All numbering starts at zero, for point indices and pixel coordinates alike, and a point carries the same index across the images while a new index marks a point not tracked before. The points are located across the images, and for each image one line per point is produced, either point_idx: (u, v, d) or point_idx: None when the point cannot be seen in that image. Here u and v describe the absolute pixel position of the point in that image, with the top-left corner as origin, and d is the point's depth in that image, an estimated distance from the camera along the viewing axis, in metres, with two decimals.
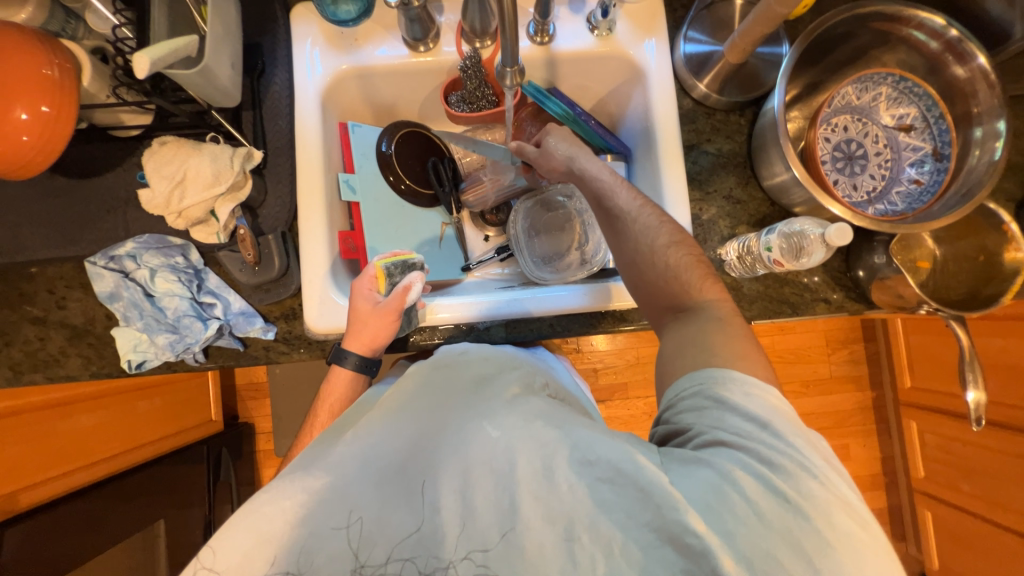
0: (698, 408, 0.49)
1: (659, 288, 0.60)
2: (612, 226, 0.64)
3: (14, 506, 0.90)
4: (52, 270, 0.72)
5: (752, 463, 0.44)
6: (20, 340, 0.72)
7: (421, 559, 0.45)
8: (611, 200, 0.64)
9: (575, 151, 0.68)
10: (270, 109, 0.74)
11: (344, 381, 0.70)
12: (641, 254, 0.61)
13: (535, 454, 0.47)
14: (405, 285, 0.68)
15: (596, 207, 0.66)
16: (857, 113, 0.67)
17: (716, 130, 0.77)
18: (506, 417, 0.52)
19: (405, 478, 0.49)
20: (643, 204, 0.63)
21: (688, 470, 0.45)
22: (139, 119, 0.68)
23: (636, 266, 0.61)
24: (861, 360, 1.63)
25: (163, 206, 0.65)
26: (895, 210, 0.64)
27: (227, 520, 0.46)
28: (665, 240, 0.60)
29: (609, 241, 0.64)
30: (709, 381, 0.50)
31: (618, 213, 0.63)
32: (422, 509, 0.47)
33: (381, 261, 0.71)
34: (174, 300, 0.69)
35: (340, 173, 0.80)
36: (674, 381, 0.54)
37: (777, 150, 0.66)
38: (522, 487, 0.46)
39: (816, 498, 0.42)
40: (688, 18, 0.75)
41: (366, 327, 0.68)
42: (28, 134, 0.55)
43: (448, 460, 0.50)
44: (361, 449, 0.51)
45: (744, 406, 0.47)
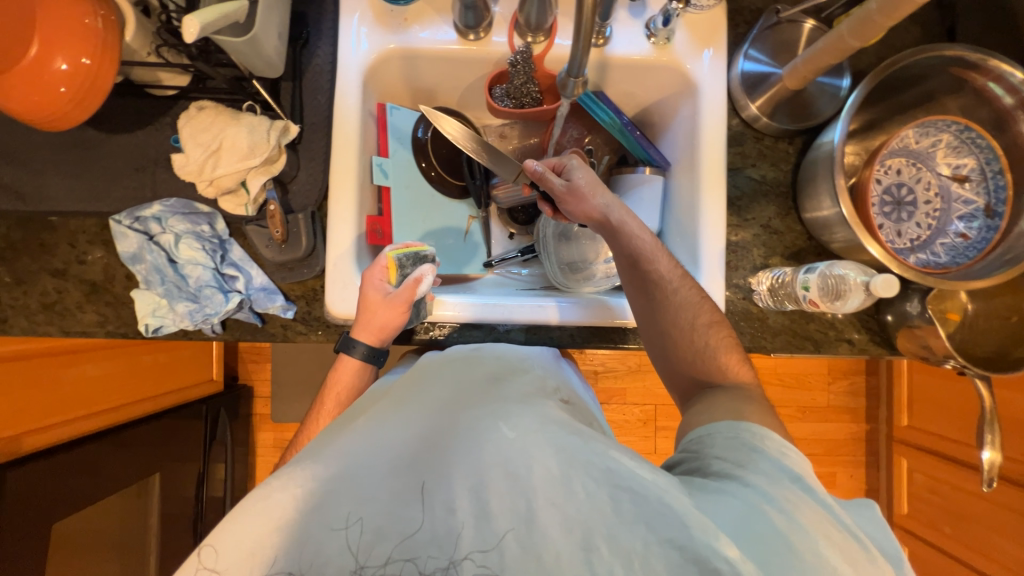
0: (729, 448, 0.50)
1: (685, 344, 0.64)
2: (650, 294, 0.65)
3: (19, 447, 0.91)
4: (75, 224, 0.71)
5: (779, 500, 0.43)
6: (39, 290, 0.71)
7: (422, 560, 0.44)
8: (650, 264, 0.65)
9: (611, 202, 0.66)
10: (310, 82, 0.72)
11: (351, 372, 0.70)
12: (680, 327, 0.64)
13: (551, 459, 0.47)
14: (416, 279, 0.66)
15: (632, 268, 0.66)
16: (913, 157, 0.65)
17: (762, 156, 0.75)
18: (521, 419, 0.52)
19: (418, 472, 0.48)
20: (681, 275, 0.66)
21: (714, 498, 0.45)
22: (177, 79, 0.66)
23: (670, 337, 0.65)
24: (860, 392, 1.63)
25: (195, 174, 0.64)
26: (937, 262, 0.63)
27: (227, 516, 0.45)
28: (706, 318, 0.64)
29: (641, 305, 0.66)
30: (738, 430, 0.52)
31: (658, 281, 0.65)
32: (436, 510, 0.46)
33: (392, 251, 0.69)
34: (197, 269, 0.68)
35: (373, 155, 0.78)
36: (711, 421, 0.55)
37: (828, 184, 0.62)
38: (539, 494, 0.46)
39: (842, 541, 0.42)
40: (750, 37, 0.72)
41: (374, 317, 0.67)
42: (66, 85, 0.54)
43: (463, 459, 0.49)
44: (373, 436, 0.51)
45: (779, 460, 0.48)
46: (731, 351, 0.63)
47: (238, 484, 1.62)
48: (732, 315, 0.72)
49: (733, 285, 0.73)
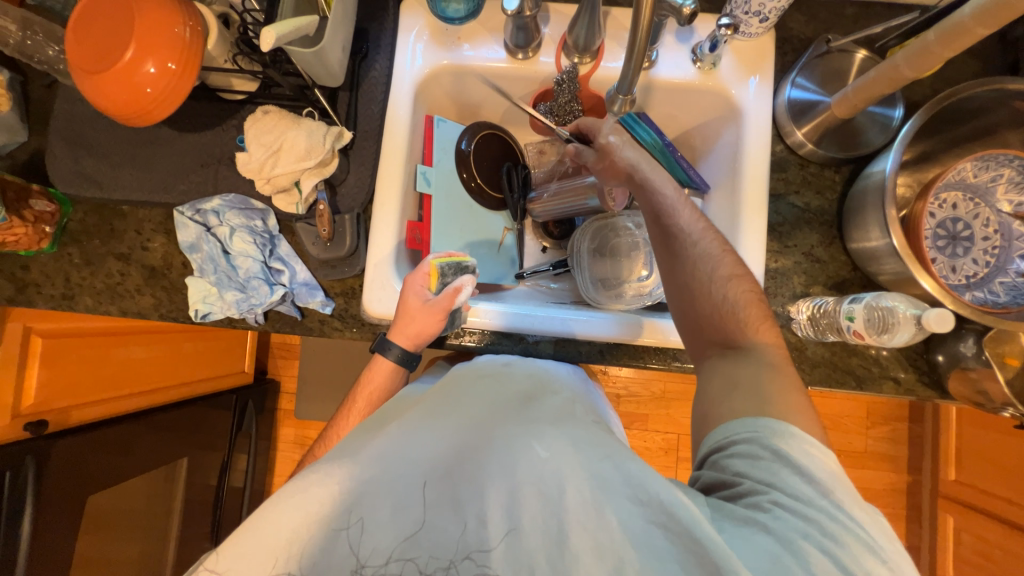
0: (752, 457, 0.47)
1: (706, 304, 0.59)
2: (670, 245, 0.62)
3: (66, 419, 0.97)
4: (142, 213, 0.77)
5: (819, 536, 0.41)
6: (104, 271, 0.77)
7: (423, 560, 0.45)
8: (672, 218, 0.62)
9: (639, 157, 0.66)
10: (365, 93, 0.75)
11: (384, 374, 0.71)
12: (699, 281, 0.59)
13: (584, 484, 0.46)
14: (456, 288, 0.68)
15: (653, 222, 0.63)
16: (970, 192, 0.63)
17: (807, 183, 0.74)
18: (555, 439, 0.51)
19: (451, 484, 0.48)
20: (705, 229, 0.62)
21: (743, 533, 0.42)
22: (246, 85, 0.72)
23: (688, 291, 0.60)
24: (902, 440, 1.53)
25: (255, 172, 0.68)
26: (996, 301, 0.60)
27: (259, 508, 0.47)
28: (726, 272, 0.59)
29: (661, 260, 0.63)
30: (763, 431, 0.48)
31: (680, 235, 0.61)
32: (468, 518, 0.46)
33: (435, 259, 0.71)
34: (247, 261, 0.72)
35: (418, 164, 0.81)
36: (722, 423, 0.52)
37: (877, 215, 0.61)
38: (572, 517, 0.45)
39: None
40: (798, 64, 0.72)
41: (412, 322, 0.69)
42: (152, 87, 0.59)
43: (496, 472, 0.48)
44: (404, 443, 0.51)
45: (804, 467, 0.45)
46: (763, 325, 0.58)
47: (257, 477, 1.65)
48: None
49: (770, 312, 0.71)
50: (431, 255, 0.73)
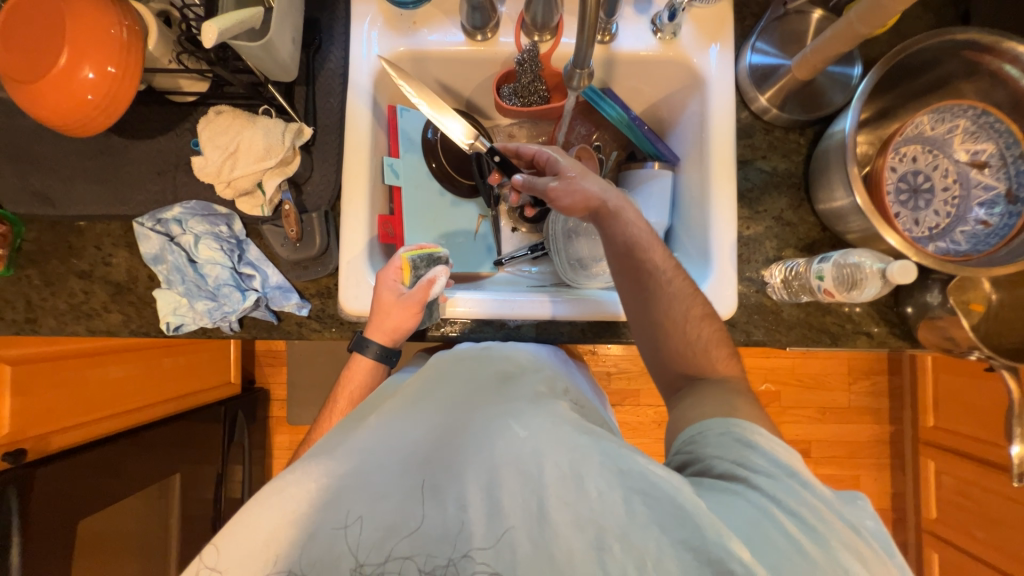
0: (723, 444, 0.49)
1: (678, 337, 0.61)
2: (645, 284, 0.62)
3: (47, 446, 0.95)
4: (101, 227, 0.74)
5: (789, 504, 0.43)
6: (66, 291, 0.74)
7: (422, 558, 0.44)
8: (645, 254, 0.62)
9: (608, 189, 0.65)
10: (323, 86, 0.73)
11: (364, 370, 0.71)
12: (672, 319, 0.61)
13: (563, 459, 0.46)
14: (430, 280, 0.67)
15: (625, 259, 0.63)
16: (929, 144, 0.64)
17: (773, 148, 0.74)
18: (533, 417, 0.51)
19: (432, 472, 0.48)
20: (675, 268, 0.63)
21: (722, 500, 0.43)
22: (197, 86, 0.69)
23: (661, 329, 0.61)
24: (882, 393, 1.58)
25: (214, 175, 0.66)
26: (958, 250, 0.62)
27: (232, 519, 0.46)
28: (701, 311, 0.62)
29: (633, 297, 0.63)
30: (726, 423, 0.50)
31: (653, 271, 0.62)
32: (450, 508, 0.46)
33: (407, 252, 0.70)
34: (216, 268, 0.70)
35: (384, 156, 0.79)
36: (697, 420, 0.53)
37: (841, 174, 0.61)
38: (551, 491, 0.45)
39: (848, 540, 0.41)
40: (757, 28, 0.72)
41: (389, 317, 0.68)
42: (93, 94, 0.56)
43: (476, 458, 0.49)
44: (383, 437, 0.51)
45: (774, 451, 0.47)
46: (726, 342, 0.61)
47: (257, 485, 1.65)
48: (744, 309, 0.71)
49: (745, 279, 0.72)
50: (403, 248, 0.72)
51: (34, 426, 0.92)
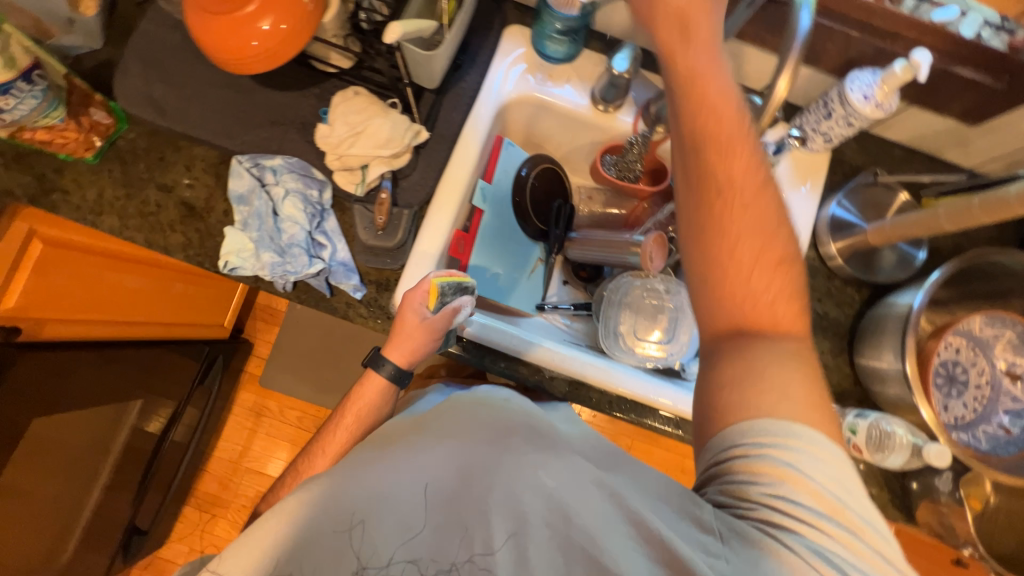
0: (756, 468, 0.46)
1: (739, 289, 0.52)
2: (715, 204, 0.53)
3: (40, 332, 0.93)
4: (197, 151, 0.76)
5: (819, 545, 0.43)
6: (140, 198, 0.75)
7: (424, 563, 0.47)
8: (728, 170, 0.53)
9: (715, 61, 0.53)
10: (450, 100, 0.78)
11: (376, 389, 0.69)
12: (735, 259, 0.52)
13: (589, 522, 0.47)
14: (455, 310, 0.69)
15: (702, 171, 0.53)
16: (975, 342, 0.68)
17: (829, 294, 0.79)
18: (560, 465, 0.50)
19: (457, 507, 0.49)
20: (758, 202, 0.54)
21: (752, 547, 0.44)
22: (343, 62, 0.73)
23: (720, 265, 0.52)
24: None
25: (331, 146, 0.69)
26: (978, 446, 0.66)
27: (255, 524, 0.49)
28: (775, 253, 0.52)
29: (697, 220, 0.53)
30: (776, 444, 0.46)
31: (730, 193, 0.53)
32: (477, 539, 0.48)
33: (437, 277, 0.67)
34: (294, 227, 0.71)
35: (479, 179, 0.83)
36: (731, 424, 0.49)
37: (895, 341, 0.65)
38: (575, 548, 0.47)
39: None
40: (846, 187, 0.79)
41: (407, 339, 0.68)
42: (259, 41, 0.60)
43: (502, 499, 0.48)
44: (410, 463, 0.51)
45: (811, 479, 0.45)
46: None
47: (204, 435, 1.58)
48: None
49: None
50: (432, 269, 0.70)
51: (38, 308, 0.90)
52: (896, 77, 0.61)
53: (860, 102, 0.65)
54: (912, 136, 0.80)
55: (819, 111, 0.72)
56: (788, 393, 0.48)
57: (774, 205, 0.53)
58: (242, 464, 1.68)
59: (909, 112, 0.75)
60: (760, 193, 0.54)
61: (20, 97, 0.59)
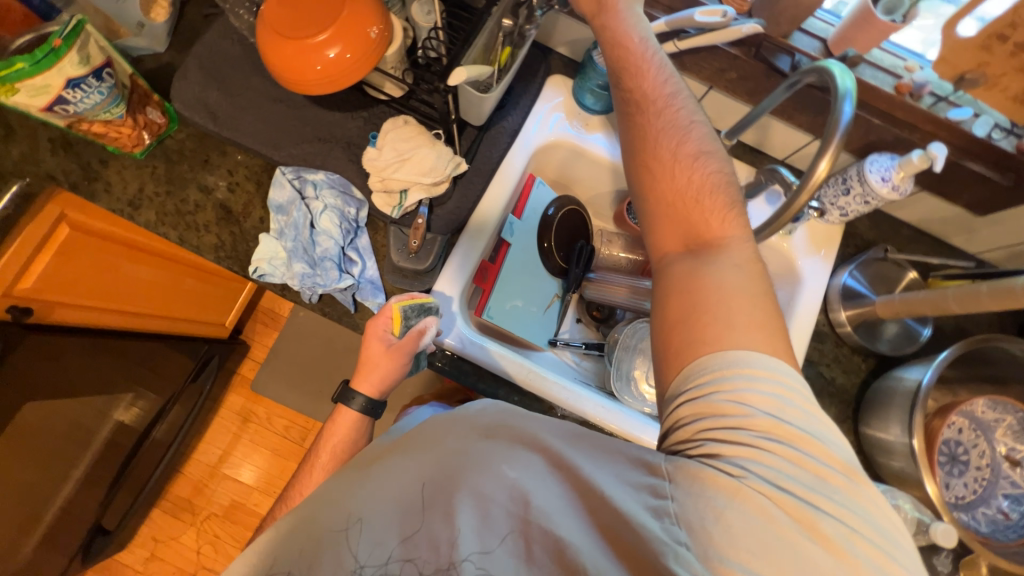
0: (699, 406, 0.45)
1: (675, 204, 0.54)
2: (641, 131, 0.57)
3: (47, 315, 0.91)
4: (242, 158, 0.79)
5: (762, 468, 0.42)
6: (180, 196, 0.76)
7: (422, 562, 0.44)
8: (653, 103, 0.58)
9: (634, 18, 0.61)
10: (491, 136, 0.80)
11: (348, 423, 0.70)
12: (664, 169, 0.55)
13: (557, 513, 0.43)
14: (421, 331, 0.69)
15: (631, 112, 0.59)
16: (977, 424, 0.70)
17: (836, 360, 0.81)
18: (524, 453, 0.46)
19: (430, 508, 0.45)
20: (692, 121, 0.57)
21: (702, 482, 0.42)
22: (395, 91, 0.76)
23: (654, 190, 0.56)
24: None
25: (376, 168, 0.71)
26: (977, 528, 0.67)
27: (259, 546, 0.50)
28: (694, 150, 0.55)
29: (631, 153, 0.58)
30: (716, 377, 0.45)
31: (656, 113, 0.57)
32: (446, 534, 0.44)
33: (398, 302, 0.67)
34: (327, 241, 0.73)
35: (509, 214, 0.86)
36: (682, 366, 0.48)
37: (901, 415, 0.67)
38: (549, 542, 0.42)
39: (829, 501, 0.42)
40: (858, 259, 0.82)
41: (375, 368, 0.69)
42: (323, 66, 0.64)
43: (465, 491, 0.45)
44: (383, 471, 0.49)
45: (750, 404, 0.44)
46: None
47: (186, 435, 1.53)
48: None
49: None
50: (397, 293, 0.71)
51: (48, 292, 0.89)
52: (913, 163, 0.65)
53: (877, 183, 0.70)
54: (921, 219, 0.84)
55: (838, 186, 0.75)
56: (732, 319, 0.47)
57: (685, 114, 0.57)
58: (219, 469, 1.62)
59: (922, 197, 0.80)
60: (672, 108, 0.58)
61: (88, 91, 0.62)
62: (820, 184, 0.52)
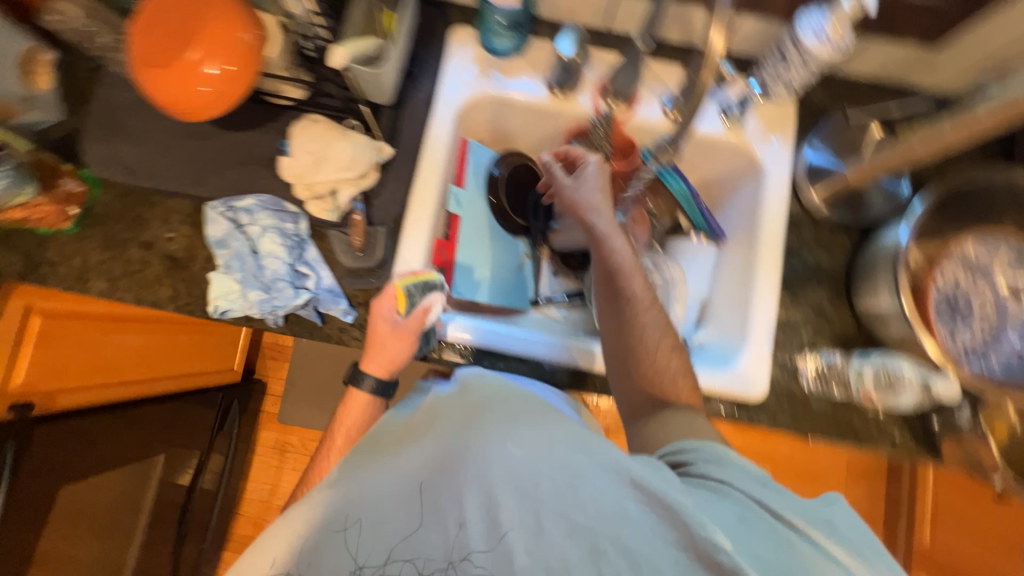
0: (702, 457, 0.53)
1: (649, 373, 0.63)
2: (620, 309, 0.64)
3: (49, 405, 0.93)
4: (172, 204, 0.77)
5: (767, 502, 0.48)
6: (124, 258, 0.76)
7: (421, 561, 0.48)
8: (625, 280, 0.64)
9: (602, 215, 0.69)
10: (408, 112, 0.79)
11: (360, 407, 0.67)
12: (645, 346, 0.64)
13: (556, 475, 0.47)
14: (427, 309, 0.67)
15: (606, 282, 0.66)
16: (974, 269, 0.67)
17: (818, 242, 0.78)
18: (529, 435, 0.50)
19: (433, 492, 0.49)
20: (653, 296, 0.65)
21: (715, 503, 0.47)
22: (295, 92, 0.73)
23: (631, 350, 0.64)
24: (881, 499, 1.53)
25: (296, 177, 0.71)
26: (992, 373, 0.64)
27: (254, 544, 0.52)
28: (670, 341, 0.64)
29: (607, 314, 0.66)
30: (711, 447, 0.54)
31: (631, 298, 0.64)
32: (446, 523, 0.48)
33: (402, 280, 0.67)
34: (274, 262, 0.72)
35: (450, 185, 0.83)
36: (674, 439, 0.58)
37: (889, 277, 0.64)
38: (545, 506, 0.47)
39: (827, 540, 0.46)
40: (817, 129, 0.79)
41: (385, 349, 0.67)
42: (212, 87, 0.62)
43: (471, 479, 0.48)
44: (384, 469, 0.53)
45: (742, 462, 0.52)
46: None
47: (232, 480, 1.59)
48: (774, 392, 0.73)
49: (779, 363, 0.74)
50: (397, 273, 0.69)
51: (39, 383, 0.90)
52: (847, 13, 0.59)
53: (813, 44, 0.62)
54: (874, 71, 0.79)
55: (777, 58, 0.69)
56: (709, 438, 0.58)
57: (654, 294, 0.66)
58: (274, 502, 1.69)
59: (867, 46, 0.74)
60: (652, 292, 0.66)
61: None
62: (719, 61, 0.53)
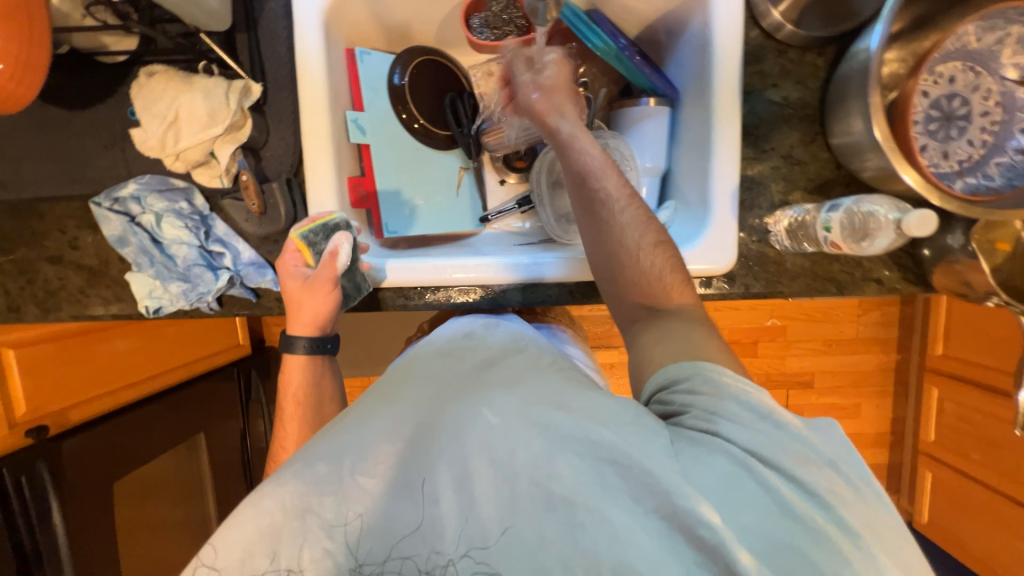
0: (692, 390, 0.45)
1: (637, 290, 0.56)
2: (597, 215, 0.57)
3: (67, 420, 0.98)
4: (61, 209, 0.71)
5: (762, 451, 0.39)
6: (41, 278, 0.72)
7: (422, 557, 0.41)
8: (597, 180, 0.57)
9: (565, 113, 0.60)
10: (266, 32, 0.65)
11: (298, 370, 0.67)
12: (627, 248, 0.56)
13: (536, 442, 0.43)
14: (332, 253, 0.62)
15: (577, 187, 0.58)
16: (972, 60, 0.57)
17: (785, 73, 0.65)
18: (505, 401, 0.47)
19: (408, 461, 0.45)
20: (631, 196, 0.57)
21: (698, 459, 0.39)
22: (123, 43, 0.61)
23: (614, 260, 0.56)
24: (892, 323, 1.52)
25: (158, 149, 0.62)
26: (989, 186, 0.57)
27: (226, 518, 0.44)
28: (654, 238, 0.56)
29: (584, 226, 0.58)
30: (707, 377, 0.45)
31: (606, 200, 0.56)
32: (421, 502, 0.43)
33: (298, 231, 0.63)
34: (183, 248, 0.67)
35: (347, 110, 0.71)
36: (659, 367, 0.49)
37: (861, 101, 0.55)
38: (523, 476, 0.42)
39: (833, 503, 0.37)
40: None
41: (304, 306, 0.64)
42: (3, 62, 0.47)
43: (446, 453, 0.45)
44: (357, 435, 0.47)
45: (740, 395, 0.43)
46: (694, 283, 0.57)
47: None
48: (744, 260, 0.66)
49: (748, 227, 0.66)
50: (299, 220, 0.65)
51: (42, 407, 0.93)
52: None
53: None
54: None
55: None
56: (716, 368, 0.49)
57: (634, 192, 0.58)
58: None
59: None
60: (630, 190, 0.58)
61: None
62: None
